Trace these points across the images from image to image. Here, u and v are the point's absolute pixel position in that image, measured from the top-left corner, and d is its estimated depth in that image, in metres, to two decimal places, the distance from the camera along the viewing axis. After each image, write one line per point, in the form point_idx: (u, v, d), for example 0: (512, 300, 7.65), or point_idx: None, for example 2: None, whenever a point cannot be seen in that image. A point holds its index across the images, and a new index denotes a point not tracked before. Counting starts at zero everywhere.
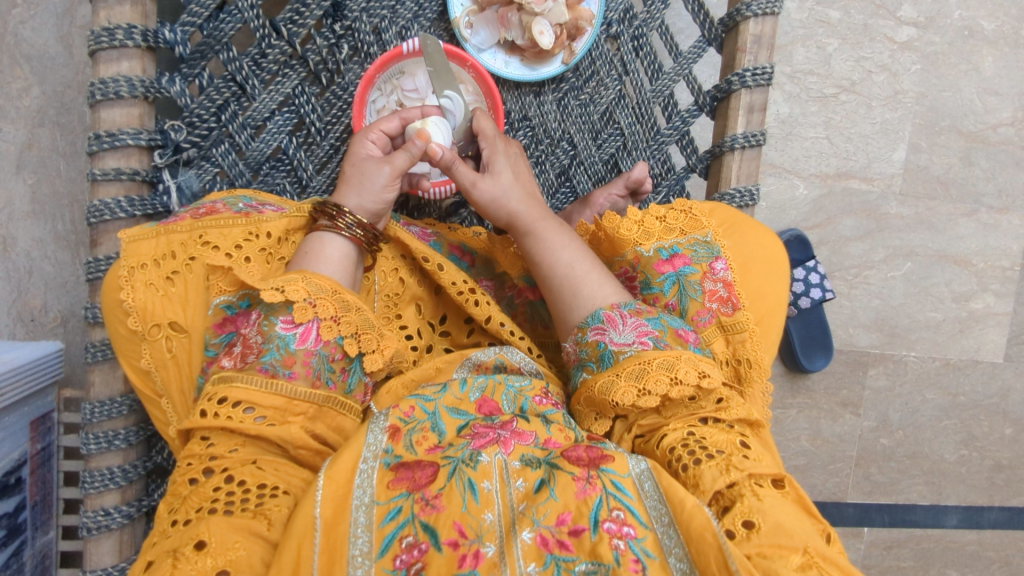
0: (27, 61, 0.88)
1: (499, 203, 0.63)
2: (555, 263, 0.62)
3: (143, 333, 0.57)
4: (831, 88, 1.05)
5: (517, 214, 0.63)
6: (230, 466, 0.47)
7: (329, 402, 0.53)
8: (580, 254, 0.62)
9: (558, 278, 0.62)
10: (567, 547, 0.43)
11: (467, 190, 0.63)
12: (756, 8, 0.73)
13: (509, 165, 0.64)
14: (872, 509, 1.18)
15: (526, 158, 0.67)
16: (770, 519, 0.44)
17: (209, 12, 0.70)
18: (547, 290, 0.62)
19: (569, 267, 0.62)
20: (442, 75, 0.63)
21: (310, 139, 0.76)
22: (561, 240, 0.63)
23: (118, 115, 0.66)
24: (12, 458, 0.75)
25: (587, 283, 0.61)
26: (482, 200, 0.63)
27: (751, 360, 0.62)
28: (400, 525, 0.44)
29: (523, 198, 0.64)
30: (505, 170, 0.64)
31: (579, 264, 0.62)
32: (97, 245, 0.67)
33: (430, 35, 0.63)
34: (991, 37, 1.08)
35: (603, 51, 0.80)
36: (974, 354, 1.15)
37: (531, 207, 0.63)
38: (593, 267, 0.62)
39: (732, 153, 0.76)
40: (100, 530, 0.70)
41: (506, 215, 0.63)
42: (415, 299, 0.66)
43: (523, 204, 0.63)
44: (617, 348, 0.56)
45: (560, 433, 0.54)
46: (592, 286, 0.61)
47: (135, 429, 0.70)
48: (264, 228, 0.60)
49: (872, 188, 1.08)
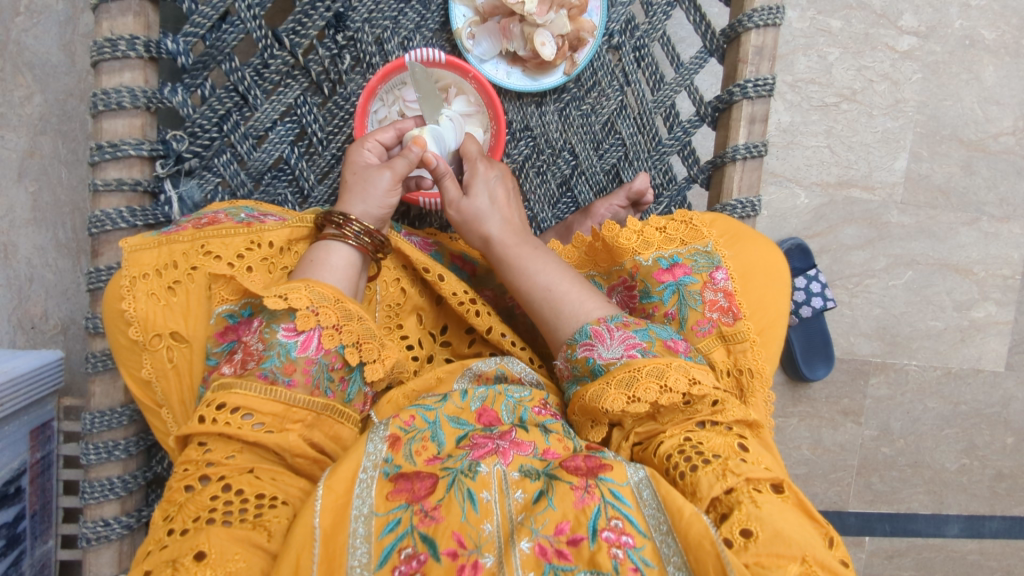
0: (30, 69, 0.88)
1: (476, 227, 0.64)
2: (533, 285, 0.61)
3: (144, 343, 0.57)
4: (832, 97, 1.05)
5: (491, 241, 0.63)
6: (228, 474, 0.47)
7: (328, 410, 0.52)
8: (560, 273, 0.62)
9: (538, 300, 0.61)
10: (565, 556, 0.43)
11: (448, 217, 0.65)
12: (757, 20, 0.73)
13: (486, 189, 0.64)
14: (873, 519, 1.18)
15: (510, 179, 0.67)
16: (768, 526, 0.44)
17: (212, 23, 0.70)
18: (530, 312, 0.62)
19: (548, 289, 0.61)
20: (432, 100, 0.67)
21: (312, 149, 0.76)
22: (538, 262, 0.62)
23: (121, 126, 0.66)
24: (12, 467, 0.75)
25: (567, 302, 0.60)
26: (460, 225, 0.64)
27: (753, 369, 0.62)
28: (399, 537, 0.44)
29: (500, 221, 0.63)
30: (482, 194, 0.64)
31: (558, 284, 0.61)
32: (98, 255, 0.67)
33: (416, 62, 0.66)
34: (992, 46, 1.09)
35: (604, 61, 0.80)
36: (975, 363, 1.15)
37: (507, 230, 0.63)
38: (572, 284, 0.61)
39: (734, 164, 0.76)
40: (99, 541, 0.70)
41: (483, 239, 0.64)
42: (416, 309, 0.66)
43: (500, 228, 0.63)
44: (606, 362, 0.56)
45: (559, 443, 0.54)
46: (574, 304, 0.60)
47: (135, 439, 0.70)
48: (266, 237, 0.60)
49: (873, 197, 1.08)
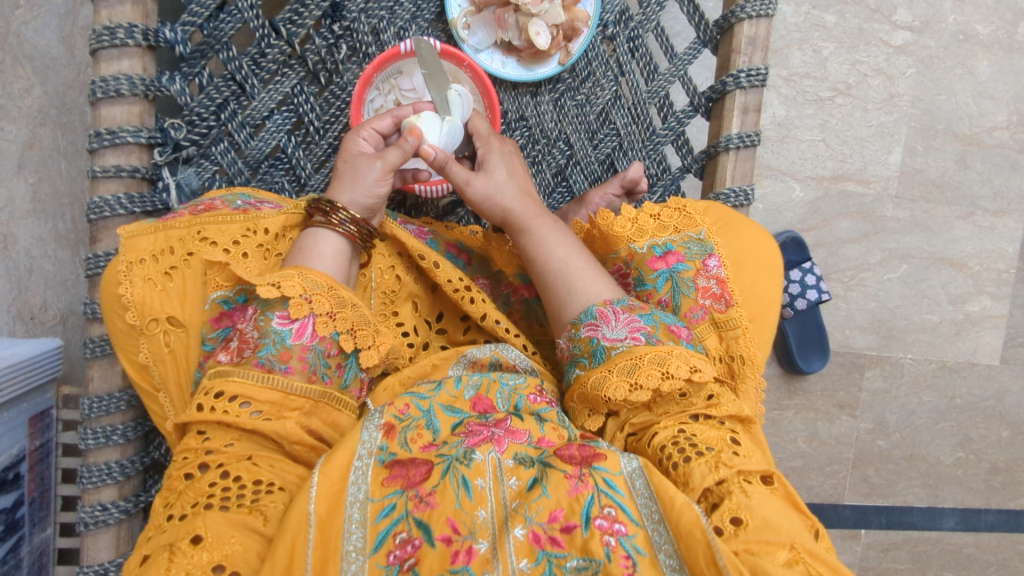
0: (30, 61, 0.89)
1: (495, 198, 0.63)
2: (549, 259, 0.62)
3: (141, 327, 0.58)
4: (826, 91, 1.06)
5: (510, 211, 0.63)
6: (226, 461, 0.47)
7: (325, 397, 0.53)
8: (575, 251, 0.62)
9: (553, 274, 0.62)
10: (558, 544, 0.44)
11: (461, 187, 0.64)
12: (750, 10, 0.74)
13: (503, 164, 0.65)
14: (869, 511, 1.18)
15: (521, 156, 0.68)
16: (758, 515, 0.44)
17: (209, 12, 0.71)
18: (542, 286, 0.62)
19: (564, 263, 0.62)
20: (436, 76, 0.66)
21: (309, 138, 0.77)
22: (554, 238, 0.63)
23: (119, 113, 0.67)
24: (11, 454, 0.76)
25: (581, 279, 0.61)
26: (476, 197, 0.63)
27: (745, 356, 0.62)
28: (394, 522, 0.45)
29: (517, 195, 0.64)
30: (499, 168, 0.64)
31: (573, 261, 0.62)
32: (97, 242, 0.68)
33: (423, 39, 0.66)
34: (986, 41, 1.09)
35: (599, 51, 0.81)
36: (970, 356, 1.16)
37: (525, 204, 0.64)
38: (587, 263, 0.62)
39: (727, 154, 0.77)
40: (97, 525, 0.70)
41: (500, 211, 0.63)
42: (411, 296, 0.67)
43: (518, 201, 0.63)
44: (609, 344, 0.57)
45: (553, 432, 0.54)
46: (587, 282, 0.61)
47: (132, 424, 0.71)
48: (262, 225, 0.60)
49: (868, 190, 1.09)
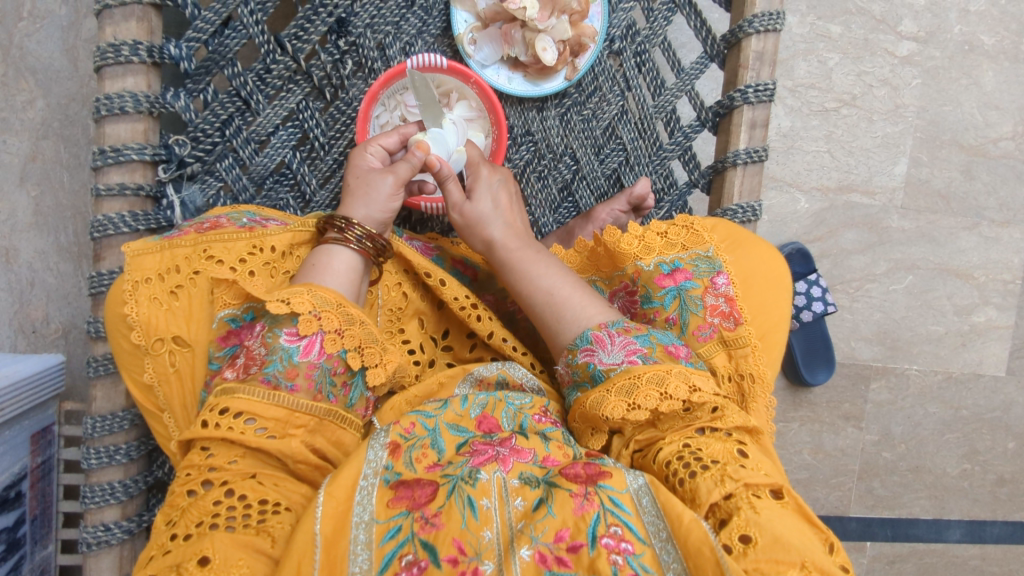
0: (32, 73, 0.88)
1: (479, 230, 0.64)
2: (535, 289, 0.62)
3: (146, 347, 0.57)
4: (832, 102, 1.05)
5: (494, 243, 0.64)
6: (231, 479, 0.47)
7: (331, 415, 0.52)
8: (562, 278, 0.62)
9: (541, 304, 0.61)
10: (565, 564, 0.43)
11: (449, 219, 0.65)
12: (757, 25, 0.74)
13: (489, 194, 0.65)
14: (875, 524, 1.18)
15: (510, 184, 0.68)
16: (767, 532, 0.43)
17: (214, 28, 0.70)
18: (531, 316, 0.62)
19: (550, 292, 0.61)
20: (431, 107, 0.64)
21: (313, 154, 0.77)
22: (540, 266, 0.62)
23: (123, 130, 0.67)
24: (13, 472, 0.75)
25: (569, 306, 0.60)
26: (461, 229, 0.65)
27: (754, 374, 0.62)
28: (400, 543, 0.44)
29: (502, 226, 0.64)
30: (485, 198, 0.65)
31: (560, 288, 0.61)
32: (101, 260, 0.67)
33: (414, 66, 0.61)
34: (992, 51, 1.09)
35: (606, 66, 0.80)
36: (976, 367, 1.15)
37: (509, 236, 0.64)
38: (576, 289, 0.61)
39: (734, 169, 0.77)
40: (100, 545, 0.69)
41: (485, 242, 0.64)
42: (417, 313, 0.66)
43: (502, 232, 0.64)
44: (606, 368, 0.56)
45: (559, 450, 0.54)
46: (576, 308, 0.60)
47: (135, 443, 0.70)
48: (268, 242, 0.60)
49: (873, 201, 1.08)
